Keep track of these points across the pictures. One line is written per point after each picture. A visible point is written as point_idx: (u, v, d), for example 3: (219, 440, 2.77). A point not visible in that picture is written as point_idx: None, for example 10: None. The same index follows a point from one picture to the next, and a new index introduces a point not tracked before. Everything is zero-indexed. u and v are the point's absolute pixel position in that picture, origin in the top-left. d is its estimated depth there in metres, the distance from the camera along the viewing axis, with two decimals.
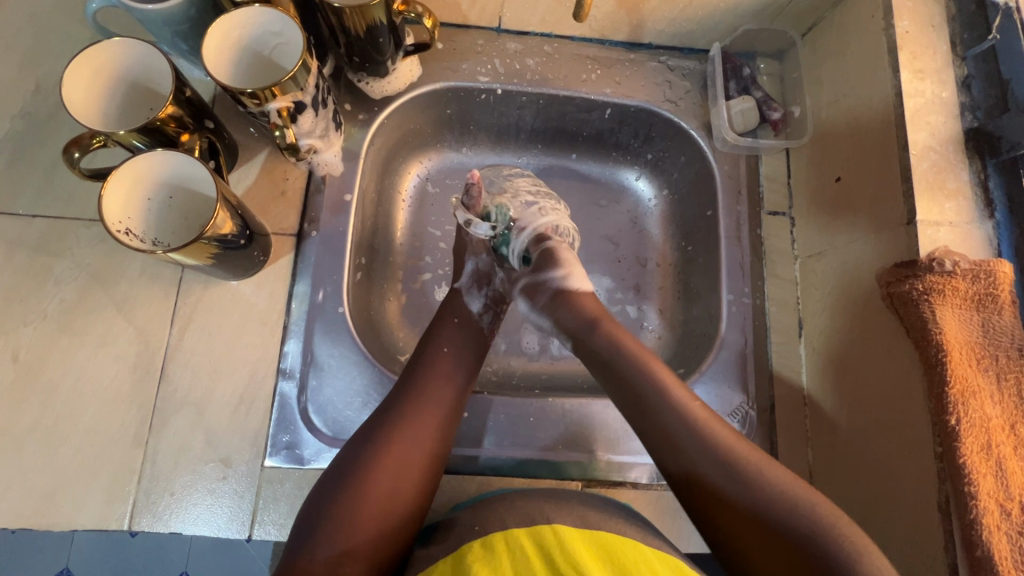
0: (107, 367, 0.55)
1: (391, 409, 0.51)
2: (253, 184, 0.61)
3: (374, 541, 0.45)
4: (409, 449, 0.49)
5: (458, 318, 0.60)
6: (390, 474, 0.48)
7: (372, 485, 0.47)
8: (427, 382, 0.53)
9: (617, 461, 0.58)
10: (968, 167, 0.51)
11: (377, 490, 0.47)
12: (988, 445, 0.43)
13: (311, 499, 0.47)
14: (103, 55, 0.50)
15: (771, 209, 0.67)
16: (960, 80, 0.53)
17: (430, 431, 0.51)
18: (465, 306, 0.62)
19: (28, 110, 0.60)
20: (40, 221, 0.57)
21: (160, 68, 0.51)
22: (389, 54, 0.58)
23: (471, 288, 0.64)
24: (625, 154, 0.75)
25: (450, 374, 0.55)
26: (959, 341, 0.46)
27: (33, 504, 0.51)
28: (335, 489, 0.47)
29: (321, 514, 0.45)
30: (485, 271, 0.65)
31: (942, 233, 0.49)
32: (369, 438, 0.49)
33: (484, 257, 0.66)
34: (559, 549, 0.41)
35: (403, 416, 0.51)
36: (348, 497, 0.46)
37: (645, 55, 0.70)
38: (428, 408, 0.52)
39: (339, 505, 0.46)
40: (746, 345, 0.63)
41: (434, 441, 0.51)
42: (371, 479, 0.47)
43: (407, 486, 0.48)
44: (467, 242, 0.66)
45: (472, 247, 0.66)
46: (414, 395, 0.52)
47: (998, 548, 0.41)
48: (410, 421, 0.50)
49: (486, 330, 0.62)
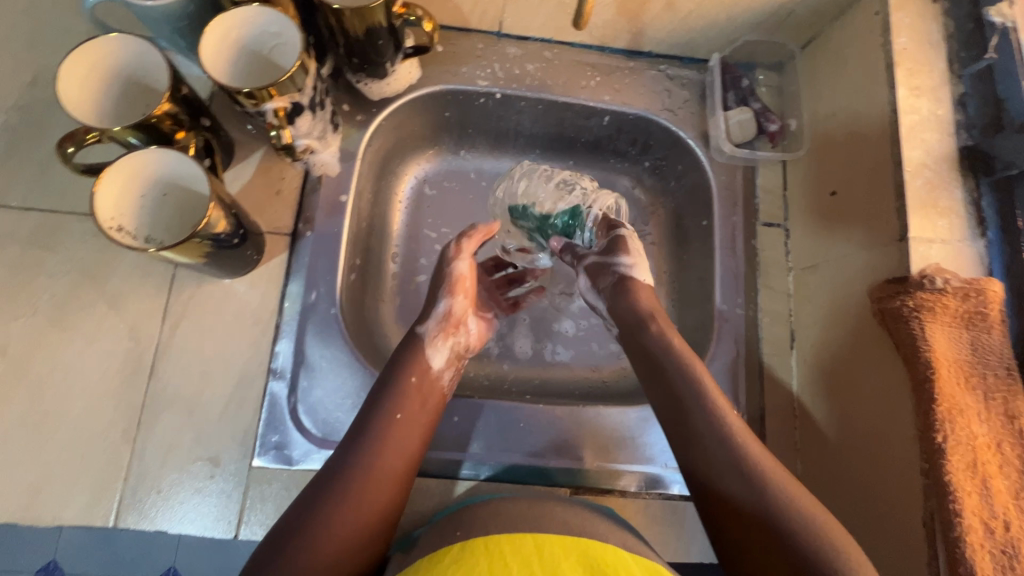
0: (97, 362, 0.55)
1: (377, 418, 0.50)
2: (249, 182, 0.61)
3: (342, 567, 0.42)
4: (391, 463, 0.48)
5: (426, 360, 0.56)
6: (363, 492, 0.45)
7: (345, 503, 0.44)
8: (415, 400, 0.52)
9: (607, 468, 0.58)
10: (961, 186, 0.51)
11: (350, 508, 0.44)
12: (974, 463, 0.44)
13: (283, 518, 0.44)
14: (86, 56, 0.49)
15: (766, 221, 0.67)
16: (956, 98, 0.53)
17: (405, 451, 0.49)
18: (426, 360, 0.56)
19: (24, 103, 0.60)
20: (33, 215, 0.57)
21: (144, 53, 0.50)
22: (388, 55, 0.58)
23: (438, 339, 0.58)
24: (622, 160, 0.75)
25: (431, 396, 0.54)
26: (947, 359, 0.46)
27: (19, 499, 0.51)
28: (308, 504, 0.44)
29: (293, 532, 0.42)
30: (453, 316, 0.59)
31: (933, 250, 0.50)
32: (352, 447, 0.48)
33: (459, 299, 0.60)
34: (539, 556, 0.40)
35: (376, 433, 0.49)
36: (325, 509, 0.44)
37: (645, 64, 0.70)
38: (401, 424, 0.50)
39: (313, 522, 0.43)
40: (738, 356, 0.63)
41: (409, 462, 0.49)
42: (344, 497, 0.44)
43: (379, 507, 0.46)
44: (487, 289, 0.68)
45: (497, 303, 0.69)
46: (384, 411, 0.50)
47: (980, 566, 0.41)
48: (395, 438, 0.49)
49: (446, 385, 0.56)
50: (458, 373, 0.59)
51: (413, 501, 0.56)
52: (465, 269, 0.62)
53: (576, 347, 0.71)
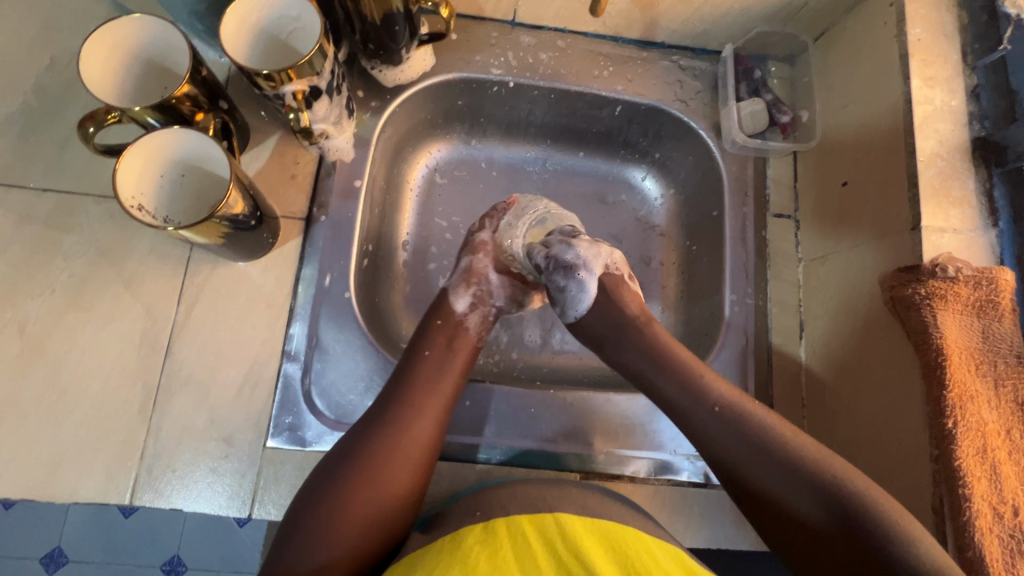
0: (114, 342, 0.55)
1: (397, 396, 0.52)
2: (264, 166, 0.62)
3: (392, 492, 0.48)
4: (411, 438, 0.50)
5: (441, 319, 0.60)
6: (399, 427, 0.50)
7: (384, 440, 0.50)
8: (433, 377, 0.54)
9: (615, 454, 0.59)
10: (973, 176, 0.51)
11: (389, 443, 0.50)
12: (984, 449, 0.44)
13: (331, 453, 0.49)
14: (95, 57, 0.50)
15: (777, 212, 0.68)
16: (969, 90, 0.54)
17: (436, 388, 0.54)
18: (450, 307, 0.61)
19: (42, 85, 0.60)
20: (50, 196, 0.57)
21: (144, 33, 0.50)
22: (404, 42, 0.58)
23: (459, 288, 0.63)
24: (633, 152, 0.76)
25: (448, 369, 0.56)
26: (958, 346, 0.46)
27: (36, 475, 0.51)
28: (351, 443, 0.50)
29: (342, 466, 0.48)
30: (477, 270, 0.63)
31: (946, 239, 0.50)
32: (373, 424, 0.51)
33: (480, 257, 0.64)
34: (562, 539, 0.42)
35: (408, 373, 0.54)
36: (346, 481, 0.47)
37: (657, 54, 0.71)
38: (430, 361, 0.55)
39: (358, 455, 0.49)
40: (747, 345, 0.63)
41: (443, 395, 0.54)
42: (383, 433, 0.50)
43: (418, 439, 0.51)
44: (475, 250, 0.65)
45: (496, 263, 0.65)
46: (413, 352, 0.56)
47: (989, 550, 0.42)
48: (413, 414, 0.51)
49: (472, 330, 0.60)
50: (486, 320, 0.63)
51: None
52: (488, 237, 0.65)
53: None
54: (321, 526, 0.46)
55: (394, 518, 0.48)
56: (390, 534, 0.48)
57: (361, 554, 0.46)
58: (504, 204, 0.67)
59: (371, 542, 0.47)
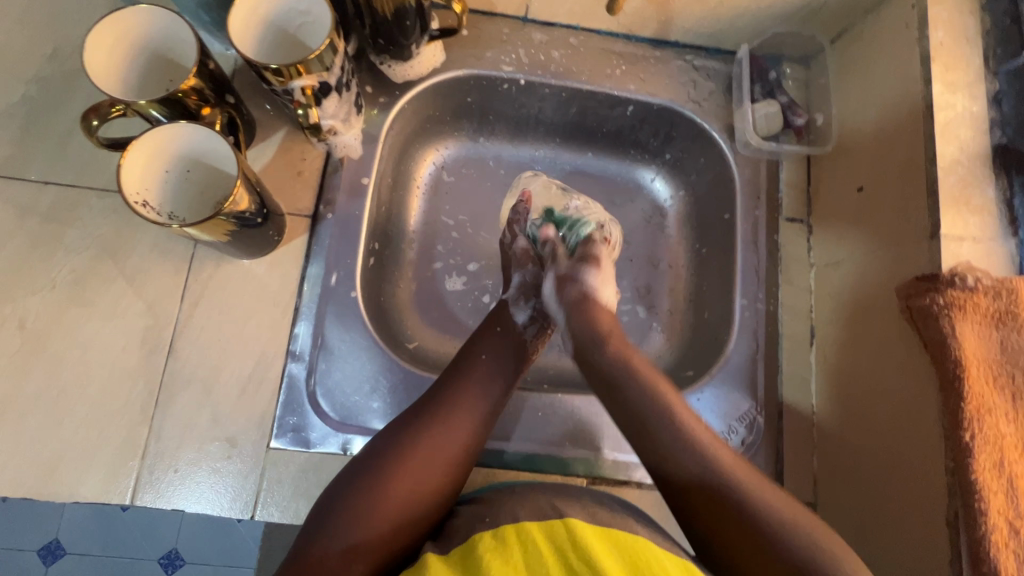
0: (116, 339, 0.54)
1: (445, 393, 0.52)
2: (270, 162, 0.61)
3: (435, 485, 0.48)
4: (456, 441, 0.50)
5: (500, 327, 0.59)
6: (447, 423, 0.50)
7: (435, 432, 0.49)
8: (483, 380, 0.54)
9: (623, 460, 0.58)
10: (994, 184, 0.50)
11: (440, 435, 0.49)
12: (1001, 462, 0.43)
13: (378, 439, 0.49)
14: (97, 57, 0.49)
15: (789, 216, 0.67)
16: (991, 95, 0.53)
17: (488, 392, 0.53)
18: (509, 317, 0.60)
19: (44, 75, 0.59)
20: (51, 189, 0.56)
21: (140, 27, 0.49)
22: (414, 37, 0.57)
23: (518, 300, 0.62)
24: (644, 152, 0.75)
25: (498, 375, 0.54)
26: (977, 358, 0.45)
27: (36, 474, 0.51)
28: (402, 430, 0.49)
29: (389, 452, 0.48)
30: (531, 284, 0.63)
31: (965, 248, 0.49)
32: (421, 418, 0.50)
33: (528, 268, 0.63)
34: (569, 543, 0.41)
35: (463, 371, 0.54)
36: (383, 475, 0.46)
37: (671, 53, 0.69)
38: (487, 362, 0.55)
39: (407, 444, 0.48)
40: (757, 350, 0.63)
41: (492, 402, 0.53)
42: (428, 432, 0.49)
43: (461, 445, 0.50)
44: (512, 255, 0.65)
45: (517, 260, 0.64)
46: (471, 352, 0.56)
47: (1004, 566, 0.41)
48: (460, 414, 0.51)
49: (530, 343, 0.59)
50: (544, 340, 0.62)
51: None
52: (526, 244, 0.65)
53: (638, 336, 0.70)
54: (359, 507, 0.45)
55: (431, 511, 0.47)
56: (423, 527, 0.47)
57: (395, 542, 0.45)
58: (522, 202, 0.68)
59: (397, 538, 0.45)
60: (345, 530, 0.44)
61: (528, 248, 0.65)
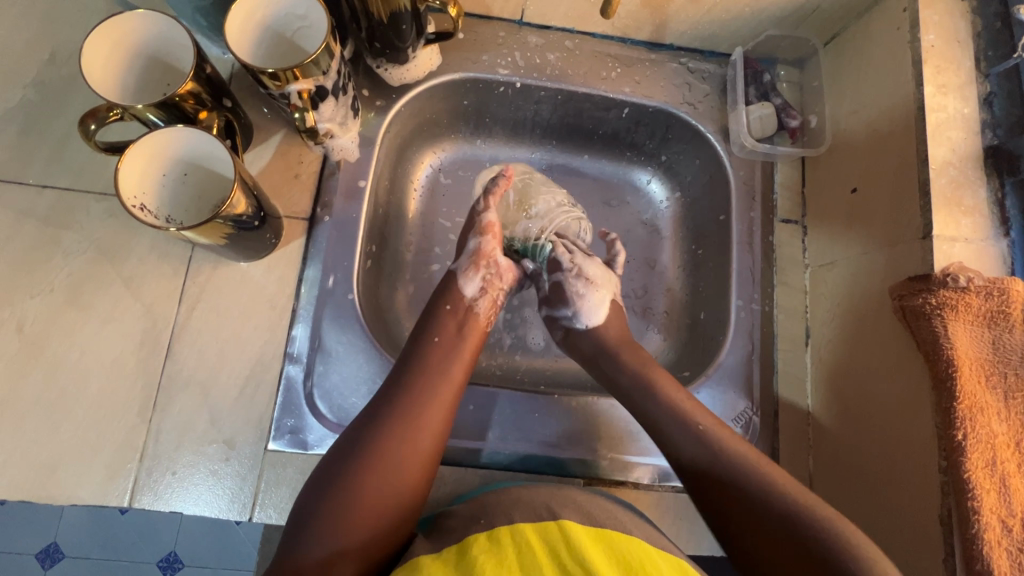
0: (113, 342, 0.55)
1: (397, 382, 0.52)
2: (268, 165, 0.61)
3: (403, 477, 0.48)
4: (415, 426, 0.50)
5: (451, 304, 0.59)
6: (404, 411, 0.50)
7: (394, 423, 0.49)
8: (433, 364, 0.54)
9: (620, 460, 0.58)
10: (985, 185, 0.51)
11: (399, 426, 0.49)
12: (993, 461, 0.44)
13: (343, 437, 0.49)
14: (96, 64, 0.49)
15: (784, 217, 0.67)
16: (982, 97, 0.53)
17: (442, 374, 0.53)
18: (459, 290, 0.60)
19: (42, 79, 0.59)
20: (49, 193, 0.57)
21: (138, 31, 0.50)
22: (410, 41, 0.58)
23: (468, 269, 0.61)
24: (639, 154, 0.75)
25: (448, 356, 0.55)
26: (969, 357, 0.46)
27: (34, 477, 0.51)
28: (364, 427, 0.49)
29: (349, 453, 0.48)
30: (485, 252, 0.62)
31: (957, 248, 0.49)
32: (377, 411, 0.50)
33: (488, 239, 0.62)
34: (564, 545, 0.42)
35: (416, 358, 0.54)
36: (350, 476, 0.46)
37: (666, 56, 0.70)
38: (440, 348, 0.55)
39: (369, 440, 0.48)
40: (753, 351, 0.63)
41: (446, 381, 0.53)
42: (386, 424, 0.49)
43: (421, 431, 0.50)
44: (476, 221, 0.64)
45: (477, 226, 0.63)
46: (423, 338, 0.56)
47: (997, 563, 0.42)
48: (414, 399, 0.51)
49: (479, 315, 0.60)
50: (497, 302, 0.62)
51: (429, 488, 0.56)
52: (494, 218, 0.64)
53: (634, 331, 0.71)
54: (331, 514, 0.45)
55: (405, 505, 0.47)
56: (401, 524, 0.47)
57: (373, 542, 0.45)
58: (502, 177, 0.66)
59: (380, 536, 0.46)
60: (326, 536, 0.44)
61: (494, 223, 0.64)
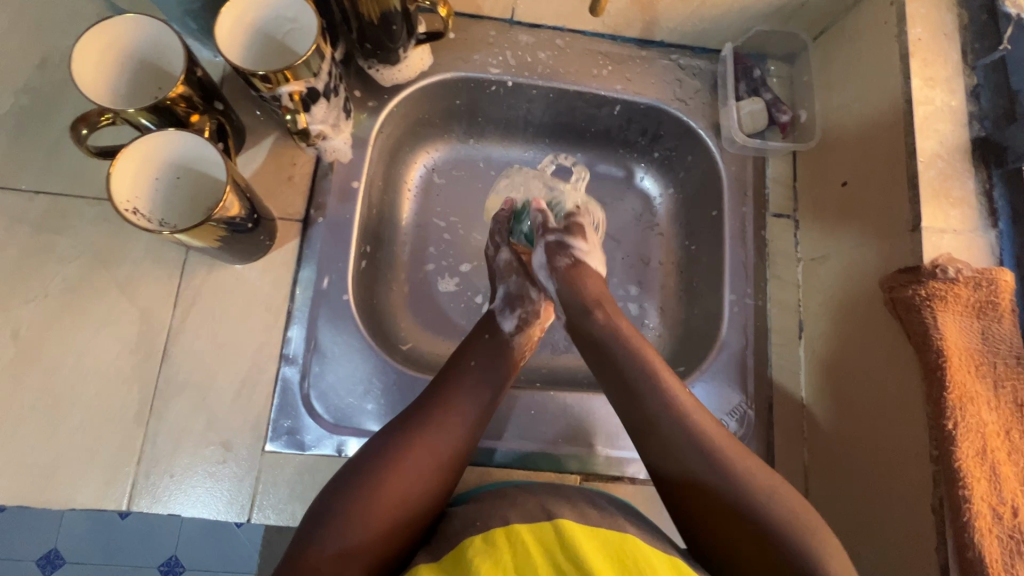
0: (109, 347, 0.55)
1: (430, 400, 0.52)
2: (261, 167, 0.61)
3: (425, 489, 0.48)
4: (444, 447, 0.50)
5: (487, 333, 0.60)
6: (434, 429, 0.50)
7: (421, 439, 0.49)
8: (467, 387, 0.54)
9: (616, 456, 0.59)
10: (973, 176, 0.51)
11: (427, 443, 0.49)
12: (983, 450, 0.44)
13: (370, 446, 0.50)
14: (85, 72, 0.49)
15: (776, 212, 0.68)
16: (969, 89, 0.53)
17: (477, 400, 0.53)
18: (496, 325, 0.60)
19: (34, 84, 0.59)
20: (42, 198, 0.57)
21: (126, 35, 0.50)
22: (401, 41, 0.58)
23: (503, 309, 0.62)
24: (631, 151, 0.75)
25: (483, 382, 0.55)
26: (958, 347, 0.46)
27: (31, 482, 0.51)
28: (392, 435, 0.50)
29: (373, 461, 0.48)
30: (515, 294, 0.63)
31: (946, 240, 0.50)
32: (406, 425, 0.50)
33: (513, 279, 0.64)
34: (559, 544, 0.42)
35: (452, 377, 0.55)
36: (370, 484, 0.47)
37: (657, 53, 0.70)
38: (474, 371, 0.55)
39: (396, 447, 0.49)
40: (747, 345, 0.63)
41: (479, 408, 0.53)
42: (415, 440, 0.49)
43: (448, 451, 0.50)
44: (495, 267, 0.66)
45: (500, 272, 0.65)
46: (460, 358, 0.57)
47: (988, 550, 0.42)
48: (445, 420, 0.51)
49: (516, 350, 0.60)
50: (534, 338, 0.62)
51: None
52: (508, 254, 0.65)
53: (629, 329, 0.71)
54: (345, 518, 0.45)
55: (419, 521, 0.47)
56: (414, 532, 0.47)
57: (383, 549, 0.45)
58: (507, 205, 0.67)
59: (388, 546, 0.45)
60: (335, 539, 0.44)
61: (511, 260, 0.65)
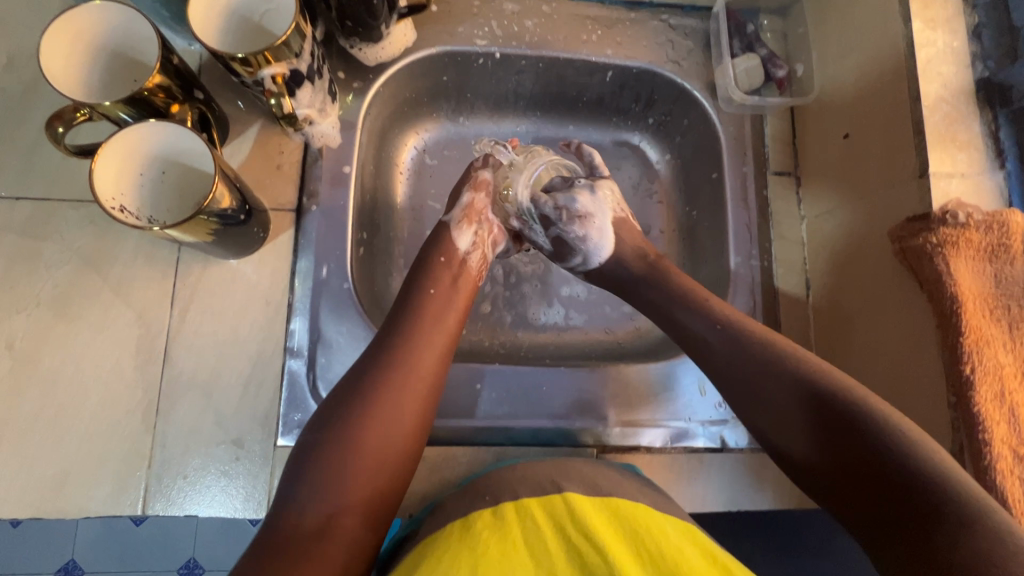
0: (108, 352, 0.53)
1: (390, 334, 0.51)
2: (248, 158, 0.59)
3: (402, 427, 0.47)
4: (417, 380, 0.49)
5: (444, 257, 0.58)
6: (403, 364, 0.49)
7: (392, 376, 0.48)
8: (430, 319, 0.53)
9: (631, 426, 0.59)
10: (979, 118, 0.50)
11: (398, 379, 0.48)
12: (1001, 393, 0.44)
13: (339, 387, 0.48)
14: (56, 68, 0.47)
15: (777, 170, 0.66)
16: (971, 29, 0.52)
17: (440, 327, 0.53)
18: (452, 243, 0.59)
19: (3, 86, 0.57)
20: (25, 204, 0.55)
21: (97, 24, 0.48)
22: (383, 17, 0.55)
23: (460, 224, 0.60)
24: (626, 119, 0.74)
25: (444, 312, 0.54)
26: (972, 291, 0.46)
27: (42, 493, 0.50)
28: (360, 375, 0.48)
29: (348, 403, 0.47)
30: (478, 208, 0.61)
31: (954, 184, 0.49)
32: (373, 363, 0.49)
33: (481, 195, 0.62)
34: (571, 521, 0.41)
35: (414, 308, 0.53)
36: (351, 427, 0.46)
37: (646, 14, 0.68)
38: (436, 300, 0.54)
39: (367, 387, 0.48)
40: (755, 307, 0.63)
41: (444, 336, 0.53)
42: (385, 377, 0.48)
43: (422, 383, 0.49)
44: (470, 177, 0.63)
45: (473, 182, 0.63)
46: (418, 287, 0.55)
47: (1010, 491, 0.42)
48: (412, 354, 0.50)
49: (473, 268, 0.59)
50: (486, 258, 0.61)
51: (439, 469, 0.55)
52: (489, 175, 0.64)
53: (589, 310, 0.70)
54: (330, 465, 0.44)
55: (405, 459, 0.47)
56: (405, 460, 0.47)
57: (374, 490, 0.45)
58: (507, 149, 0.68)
59: (380, 486, 0.45)
60: (323, 484, 0.43)
61: (489, 179, 0.63)
